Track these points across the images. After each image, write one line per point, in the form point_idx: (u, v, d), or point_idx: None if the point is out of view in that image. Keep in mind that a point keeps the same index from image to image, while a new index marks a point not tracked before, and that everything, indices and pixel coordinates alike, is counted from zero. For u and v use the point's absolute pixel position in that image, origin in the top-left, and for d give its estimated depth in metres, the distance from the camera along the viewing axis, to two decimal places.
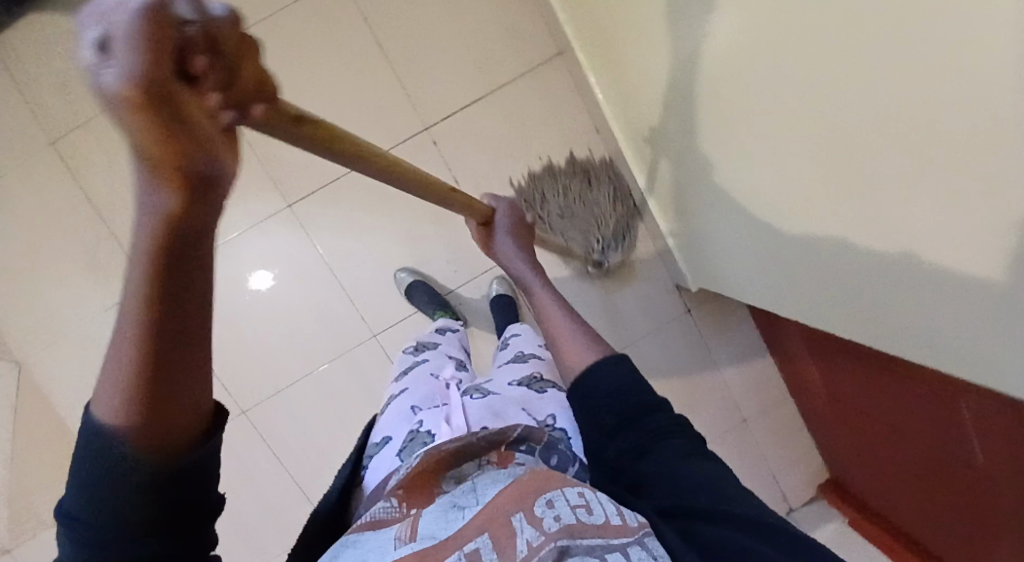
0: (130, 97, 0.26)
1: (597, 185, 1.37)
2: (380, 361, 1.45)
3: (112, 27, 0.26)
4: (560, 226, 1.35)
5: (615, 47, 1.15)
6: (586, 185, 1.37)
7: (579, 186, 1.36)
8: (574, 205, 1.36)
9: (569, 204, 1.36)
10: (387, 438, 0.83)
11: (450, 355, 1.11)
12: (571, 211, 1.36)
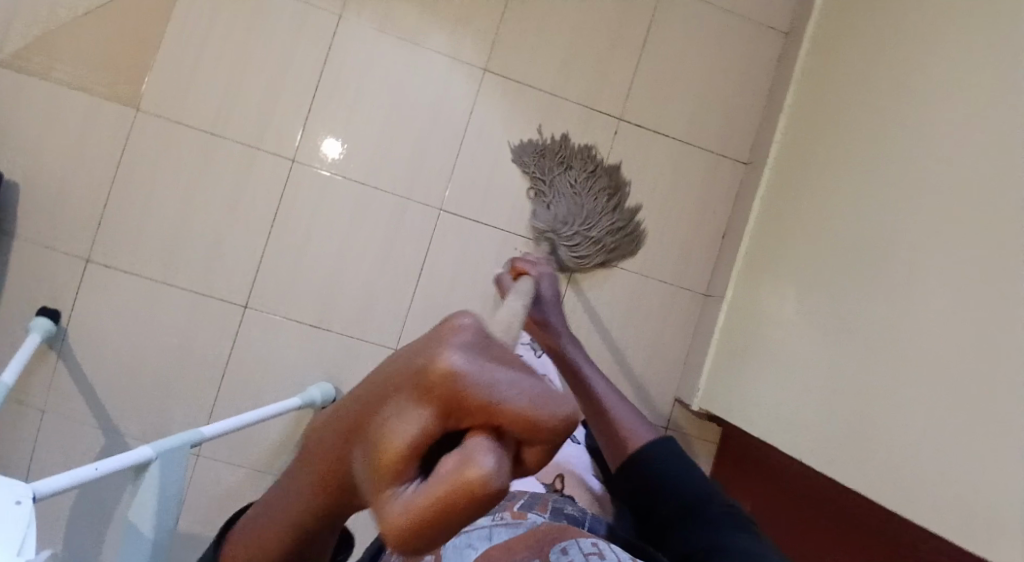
0: (448, 466, 0.24)
1: (616, 215, 1.28)
2: (403, 266, 1.25)
3: (473, 447, 0.25)
4: (584, 242, 1.24)
5: (824, 192, 1.10)
6: (580, 189, 1.26)
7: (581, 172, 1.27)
8: (598, 223, 1.26)
9: (585, 227, 1.24)
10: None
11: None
12: (614, 242, 1.27)
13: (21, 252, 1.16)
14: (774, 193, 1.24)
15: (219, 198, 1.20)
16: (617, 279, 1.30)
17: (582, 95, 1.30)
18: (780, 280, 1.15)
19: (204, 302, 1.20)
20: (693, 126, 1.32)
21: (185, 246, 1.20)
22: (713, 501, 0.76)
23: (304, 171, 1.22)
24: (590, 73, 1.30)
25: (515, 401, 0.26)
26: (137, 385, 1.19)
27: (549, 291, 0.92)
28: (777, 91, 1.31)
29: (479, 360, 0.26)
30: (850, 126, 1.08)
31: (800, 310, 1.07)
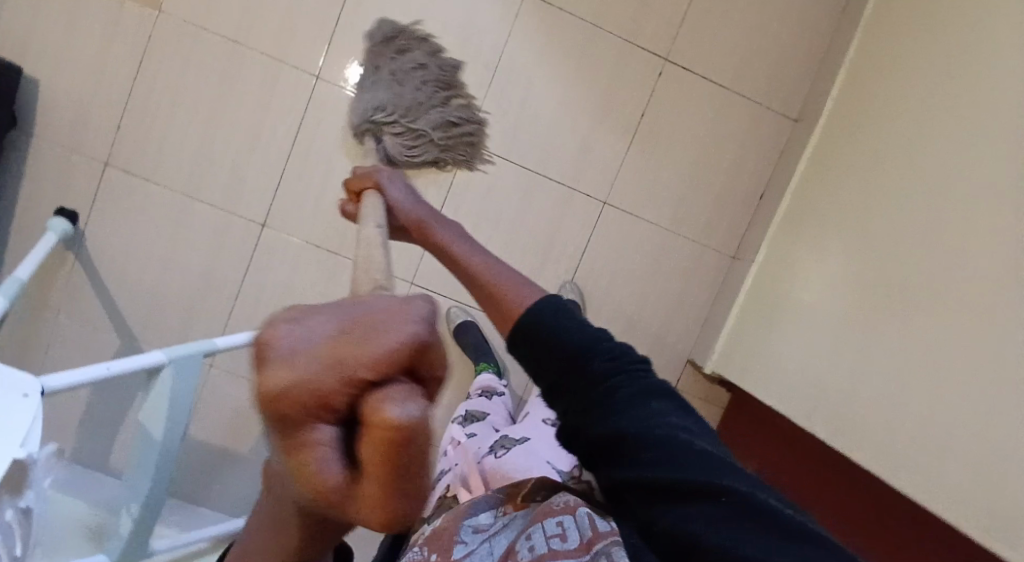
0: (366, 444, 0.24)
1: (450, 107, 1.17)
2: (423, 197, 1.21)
3: (372, 406, 0.24)
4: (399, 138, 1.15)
5: (874, 157, 1.03)
6: (374, 71, 1.15)
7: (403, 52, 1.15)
8: (424, 118, 1.16)
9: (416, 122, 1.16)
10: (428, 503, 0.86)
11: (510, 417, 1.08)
12: (446, 133, 1.18)
13: (40, 151, 1.15)
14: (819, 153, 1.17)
15: (238, 111, 1.16)
16: (643, 229, 1.26)
17: (626, 30, 1.22)
18: (814, 246, 1.09)
19: (221, 218, 1.18)
20: (742, 73, 1.24)
21: (204, 158, 1.17)
22: (614, 364, 0.51)
23: (327, 89, 1.17)
24: (637, 6, 1.21)
25: (355, 353, 0.25)
26: (152, 294, 1.19)
27: (403, 196, 0.81)
28: (839, 39, 1.21)
29: (291, 348, 0.25)
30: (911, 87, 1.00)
31: (831, 280, 1.02)
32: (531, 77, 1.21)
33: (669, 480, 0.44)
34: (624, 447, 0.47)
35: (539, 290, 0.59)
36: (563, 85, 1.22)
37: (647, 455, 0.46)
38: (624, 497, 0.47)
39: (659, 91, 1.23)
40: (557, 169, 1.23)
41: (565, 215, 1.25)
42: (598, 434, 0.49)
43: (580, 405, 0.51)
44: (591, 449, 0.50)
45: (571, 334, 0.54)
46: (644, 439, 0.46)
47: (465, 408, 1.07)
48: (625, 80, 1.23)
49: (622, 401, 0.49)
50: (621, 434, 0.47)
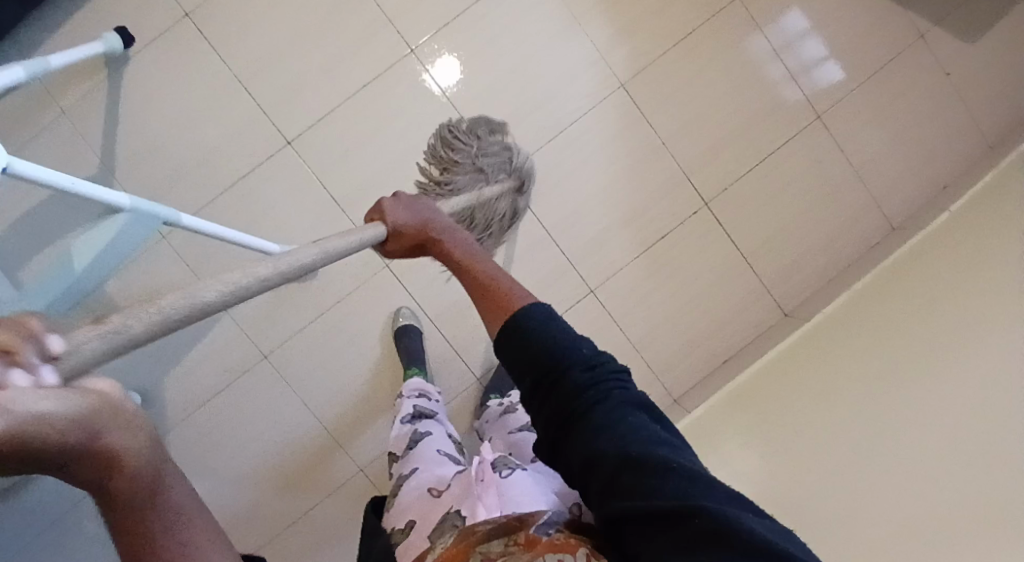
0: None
1: (480, 136, 1.21)
2: None
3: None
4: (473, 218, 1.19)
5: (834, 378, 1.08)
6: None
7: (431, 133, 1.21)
8: (460, 183, 1.20)
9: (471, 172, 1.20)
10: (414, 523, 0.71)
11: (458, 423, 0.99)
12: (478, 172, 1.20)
13: None
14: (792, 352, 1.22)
15: (325, 37, 1.20)
16: (610, 334, 1.29)
17: (686, 162, 1.29)
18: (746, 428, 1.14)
19: (257, 115, 1.19)
20: (762, 252, 1.31)
21: (272, 58, 1.19)
22: (590, 375, 0.55)
23: (412, 64, 1.21)
24: (704, 148, 1.29)
25: None
26: (151, 144, 1.18)
27: (405, 216, 0.80)
28: (855, 268, 1.29)
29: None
30: (896, 337, 1.06)
31: None
32: (587, 153, 1.27)
33: (647, 505, 0.47)
34: (599, 464, 0.51)
35: (530, 294, 0.62)
36: (611, 176, 1.27)
37: (628, 479, 0.49)
38: (609, 518, 0.51)
39: (686, 226, 1.29)
40: (567, 241, 1.27)
41: (551, 283, 1.28)
42: (575, 453, 0.53)
43: (559, 416, 0.55)
44: (569, 462, 0.54)
45: (551, 341, 0.57)
46: (621, 459, 0.50)
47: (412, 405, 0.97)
48: (663, 200, 1.29)
49: (602, 420, 0.53)
50: (598, 454, 0.51)
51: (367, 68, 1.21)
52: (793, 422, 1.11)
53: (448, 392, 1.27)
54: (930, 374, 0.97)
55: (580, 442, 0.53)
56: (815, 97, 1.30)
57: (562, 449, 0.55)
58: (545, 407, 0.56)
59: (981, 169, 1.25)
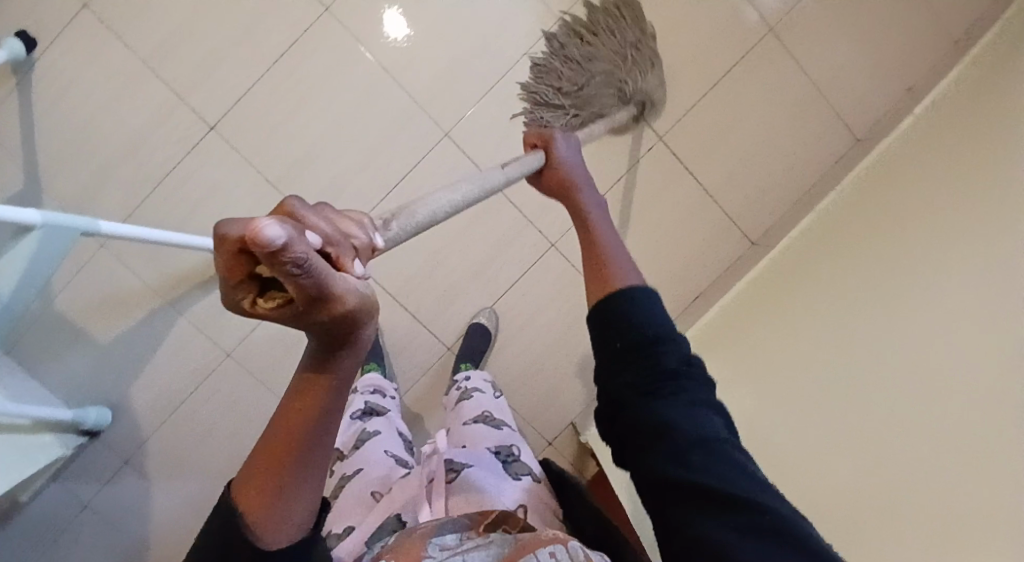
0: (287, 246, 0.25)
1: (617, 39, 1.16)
2: (386, 170, 1.19)
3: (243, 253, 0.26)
4: (582, 87, 1.13)
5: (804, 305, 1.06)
6: (539, 63, 1.17)
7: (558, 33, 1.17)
8: (599, 56, 1.15)
9: (606, 81, 1.14)
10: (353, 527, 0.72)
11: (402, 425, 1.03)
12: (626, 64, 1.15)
13: None
14: (761, 285, 1.20)
15: (237, 11, 1.13)
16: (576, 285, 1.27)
17: None
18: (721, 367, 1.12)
19: (175, 105, 1.13)
20: (724, 182, 1.26)
21: (183, 41, 1.12)
22: (683, 366, 0.54)
23: (332, 28, 1.14)
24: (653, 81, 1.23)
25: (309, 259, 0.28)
26: (74, 150, 1.13)
27: (570, 154, 0.80)
28: (820, 187, 1.25)
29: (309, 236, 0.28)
30: (864, 258, 1.02)
31: None
32: None
33: (719, 483, 0.46)
34: (675, 437, 0.50)
35: (638, 274, 0.60)
36: None
37: (698, 460, 0.48)
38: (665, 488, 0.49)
39: (642, 164, 1.25)
40: (520, 196, 1.23)
41: (510, 242, 1.25)
42: (651, 420, 0.51)
43: (641, 385, 0.53)
44: (634, 425, 0.52)
45: (650, 317, 0.56)
46: (700, 445, 0.49)
47: (361, 402, 1.02)
48: (615, 142, 1.24)
49: (688, 403, 0.52)
50: (679, 430, 0.50)
51: (287, 40, 1.14)
52: (766, 354, 1.09)
53: (418, 366, 1.26)
54: (888, 293, 0.94)
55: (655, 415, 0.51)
56: (766, 10, 1.23)
57: (631, 411, 0.53)
58: (631, 372, 0.54)
59: (943, 67, 1.20)
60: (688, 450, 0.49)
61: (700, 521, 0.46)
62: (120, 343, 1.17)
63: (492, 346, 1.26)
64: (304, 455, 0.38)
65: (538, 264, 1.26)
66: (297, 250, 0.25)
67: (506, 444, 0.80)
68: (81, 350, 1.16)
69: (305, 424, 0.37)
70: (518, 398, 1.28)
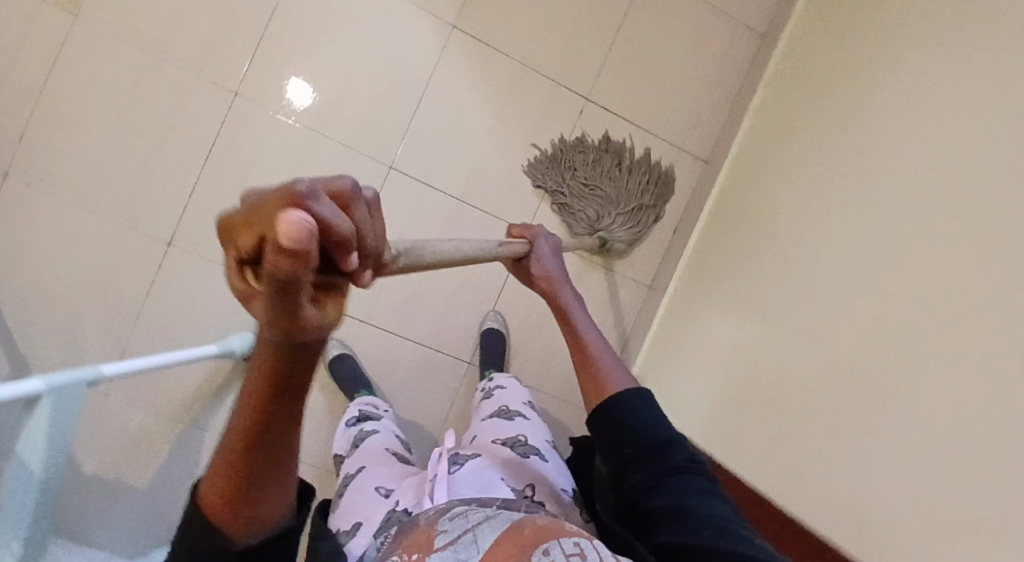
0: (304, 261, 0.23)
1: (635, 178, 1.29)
2: None
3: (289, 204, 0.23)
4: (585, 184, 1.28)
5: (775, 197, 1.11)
6: (549, 160, 1.27)
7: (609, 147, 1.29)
8: (618, 185, 1.28)
9: (592, 198, 1.28)
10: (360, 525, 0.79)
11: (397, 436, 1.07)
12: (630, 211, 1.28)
13: None
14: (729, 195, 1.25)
15: (155, 126, 1.13)
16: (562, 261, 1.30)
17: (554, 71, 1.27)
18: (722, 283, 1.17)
19: (126, 233, 1.13)
20: (660, 117, 1.31)
21: (111, 172, 1.13)
22: (687, 462, 0.67)
23: (251, 109, 1.16)
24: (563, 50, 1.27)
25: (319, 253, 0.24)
26: (45, 311, 1.12)
27: (550, 252, 0.95)
28: (747, 91, 1.31)
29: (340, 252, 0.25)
30: (818, 135, 1.07)
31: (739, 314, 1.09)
32: (458, 110, 1.24)
33: (719, 539, 0.56)
34: (684, 510, 0.61)
35: (630, 380, 0.77)
36: (490, 119, 1.26)
37: (704, 528, 0.58)
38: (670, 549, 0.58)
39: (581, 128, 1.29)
40: (481, 197, 1.27)
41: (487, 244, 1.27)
42: (663, 500, 0.63)
43: (654, 474, 0.66)
44: (648, 511, 0.64)
45: (654, 427, 0.71)
46: (704, 517, 0.60)
47: (357, 410, 1.10)
48: (547, 116, 1.28)
49: (693, 488, 0.64)
50: (688, 504, 0.61)
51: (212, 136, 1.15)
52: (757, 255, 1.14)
53: (446, 389, 1.28)
54: (840, 157, 1.00)
55: (661, 504, 0.63)
56: None
57: (645, 502, 0.65)
58: (643, 467, 0.67)
59: None
60: (692, 522, 0.59)
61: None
62: (156, 479, 1.16)
63: (508, 346, 1.29)
64: (274, 459, 0.37)
65: None
66: (300, 263, 0.22)
67: (509, 439, 0.90)
68: (123, 501, 1.15)
69: (266, 434, 0.35)
70: (549, 385, 1.31)
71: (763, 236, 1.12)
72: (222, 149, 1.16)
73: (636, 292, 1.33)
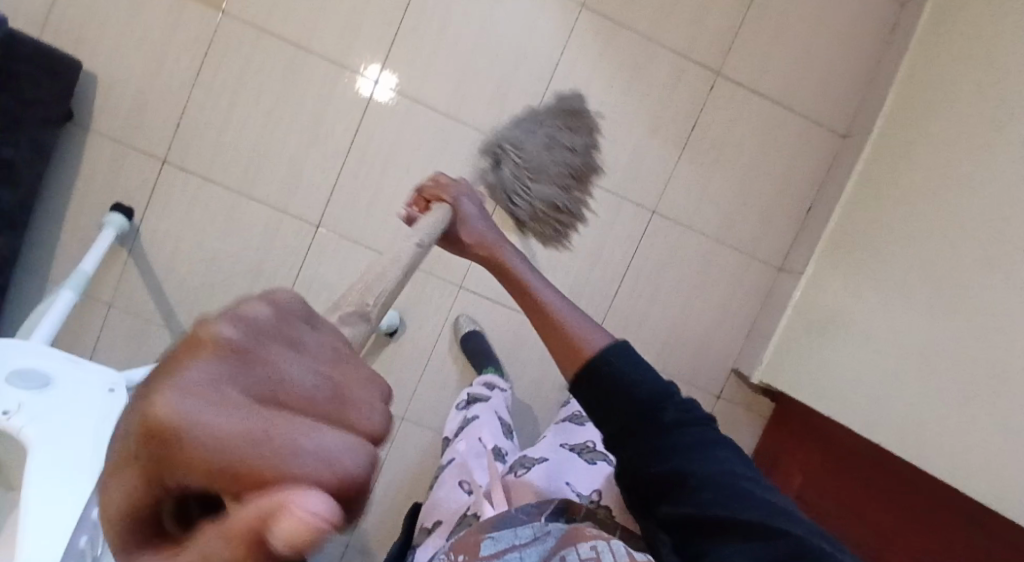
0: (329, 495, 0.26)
1: (573, 149, 1.11)
2: None
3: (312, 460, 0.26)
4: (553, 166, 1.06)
5: (934, 174, 1.05)
6: (535, 116, 1.08)
7: (565, 153, 1.09)
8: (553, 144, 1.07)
9: (543, 169, 1.04)
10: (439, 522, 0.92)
11: (501, 419, 1.11)
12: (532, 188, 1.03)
13: (101, 149, 1.16)
14: (868, 173, 1.19)
15: (297, 112, 1.16)
16: (689, 240, 1.28)
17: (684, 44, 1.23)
18: (866, 262, 1.12)
19: (274, 217, 1.18)
20: (794, 89, 1.26)
21: (255, 159, 1.17)
22: (679, 415, 0.71)
23: (387, 92, 1.17)
24: (693, 22, 1.23)
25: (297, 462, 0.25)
26: (204, 290, 1.20)
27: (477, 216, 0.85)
28: (891, 58, 1.23)
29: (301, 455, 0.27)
30: (974, 109, 1.01)
31: (889, 296, 1.05)
32: (586, 87, 1.22)
33: (721, 515, 0.64)
34: (683, 480, 0.67)
35: (602, 336, 0.76)
36: (618, 96, 1.23)
37: (714, 501, 0.65)
38: (686, 523, 0.66)
39: (710, 103, 1.25)
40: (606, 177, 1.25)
41: (614, 224, 1.27)
42: (664, 469, 0.68)
43: (648, 448, 0.70)
44: (650, 483, 0.69)
45: (638, 385, 0.72)
46: (714, 489, 0.65)
47: (466, 393, 1.17)
48: (673, 94, 1.24)
49: (686, 447, 0.69)
50: (686, 473, 0.67)
51: (350, 121, 1.17)
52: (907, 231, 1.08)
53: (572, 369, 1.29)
54: (1003, 137, 0.95)
55: (659, 470, 0.69)
56: None
57: (641, 470, 0.70)
58: (638, 443, 0.71)
59: None
60: (704, 494, 0.66)
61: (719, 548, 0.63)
62: None
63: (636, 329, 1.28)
64: None
65: (646, 233, 1.27)
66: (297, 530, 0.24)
67: (576, 442, 0.97)
68: None
69: None
70: (674, 365, 1.30)
71: (915, 214, 1.06)
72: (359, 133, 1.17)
73: (766, 270, 1.29)
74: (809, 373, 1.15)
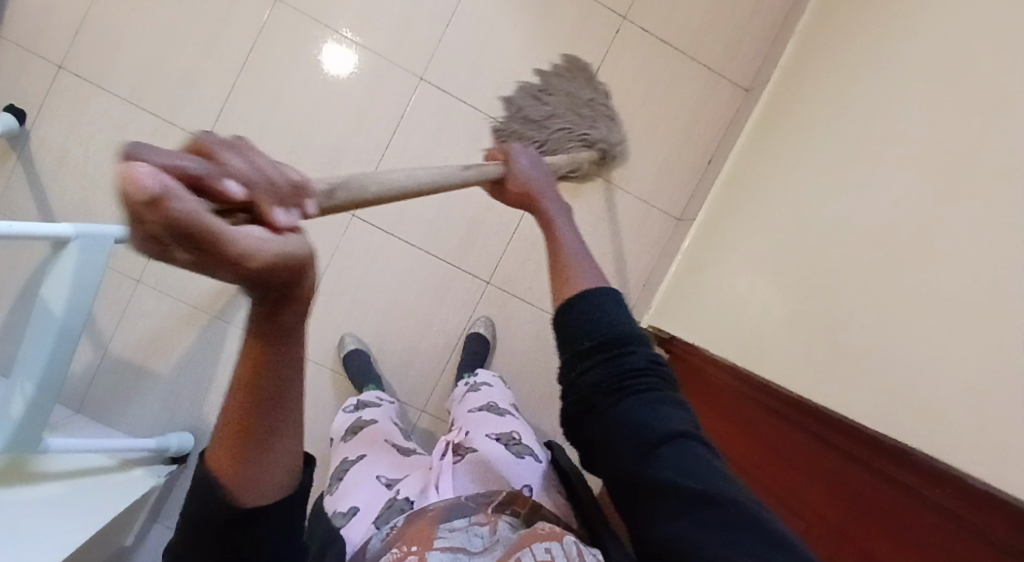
0: (148, 206, 0.22)
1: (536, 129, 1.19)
2: (379, 129, 1.22)
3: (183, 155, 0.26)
4: (544, 140, 1.18)
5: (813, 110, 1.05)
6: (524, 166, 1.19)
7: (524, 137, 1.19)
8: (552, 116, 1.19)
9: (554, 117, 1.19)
10: (357, 511, 0.76)
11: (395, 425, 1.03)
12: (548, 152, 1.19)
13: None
14: (764, 119, 1.19)
15: (196, 26, 1.18)
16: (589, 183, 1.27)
17: None
18: (751, 199, 1.11)
19: (168, 128, 1.18)
20: (698, 41, 1.26)
21: (150, 70, 1.18)
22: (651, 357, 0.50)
23: (286, 13, 1.19)
24: None
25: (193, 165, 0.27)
26: (92, 199, 1.19)
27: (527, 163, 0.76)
28: (792, 14, 1.24)
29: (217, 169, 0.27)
30: (855, 40, 1.01)
31: (767, 226, 1.03)
32: (490, 24, 1.23)
33: (671, 480, 0.44)
34: (647, 441, 0.46)
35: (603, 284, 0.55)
36: (522, 34, 1.24)
37: (667, 454, 0.45)
38: (648, 502, 0.45)
39: (614, 49, 1.26)
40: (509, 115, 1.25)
41: None
42: (627, 426, 0.47)
43: (595, 391, 0.49)
44: (599, 432, 0.49)
45: (611, 314, 0.52)
46: (667, 442, 0.45)
47: (355, 399, 1.07)
48: (580, 35, 1.25)
49: (635, 402, 0.48)
50: (640, 431, 0.46)
51: (249, 40, 1.18)
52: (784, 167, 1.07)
53: (465, 308, 1.26)
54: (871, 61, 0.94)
55: (620, 422, 0.47)
56: None
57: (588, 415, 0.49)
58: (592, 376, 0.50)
59: None
60: (663, 449, 0.45)
61: (672, 527, 0.43)
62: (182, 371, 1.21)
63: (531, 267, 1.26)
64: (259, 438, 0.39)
65: None
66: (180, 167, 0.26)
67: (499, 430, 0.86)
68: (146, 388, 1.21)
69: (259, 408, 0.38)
70: None
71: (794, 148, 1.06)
72: (259, 52, 1.19)
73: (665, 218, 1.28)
74: (694, 312, 1.13)
